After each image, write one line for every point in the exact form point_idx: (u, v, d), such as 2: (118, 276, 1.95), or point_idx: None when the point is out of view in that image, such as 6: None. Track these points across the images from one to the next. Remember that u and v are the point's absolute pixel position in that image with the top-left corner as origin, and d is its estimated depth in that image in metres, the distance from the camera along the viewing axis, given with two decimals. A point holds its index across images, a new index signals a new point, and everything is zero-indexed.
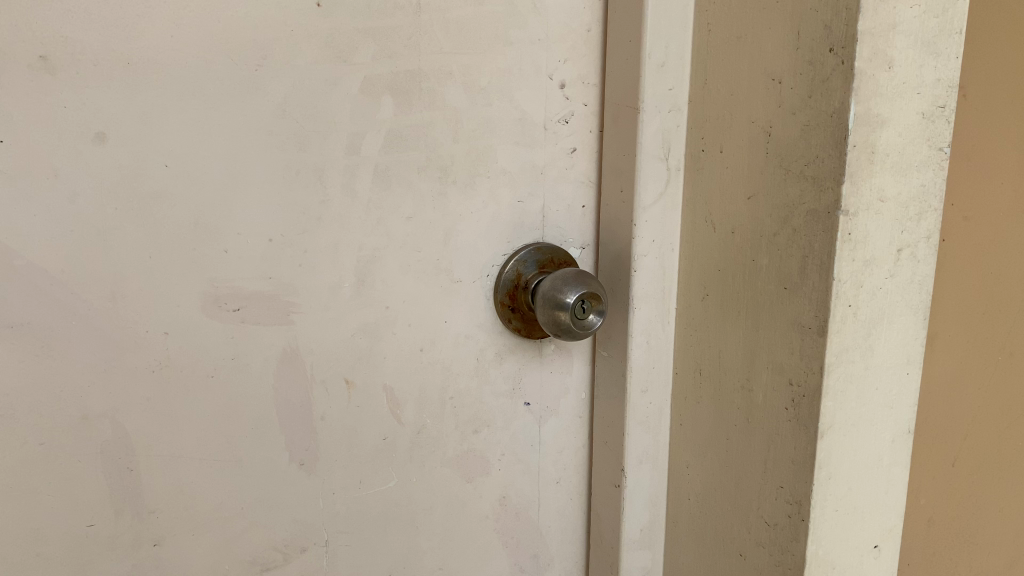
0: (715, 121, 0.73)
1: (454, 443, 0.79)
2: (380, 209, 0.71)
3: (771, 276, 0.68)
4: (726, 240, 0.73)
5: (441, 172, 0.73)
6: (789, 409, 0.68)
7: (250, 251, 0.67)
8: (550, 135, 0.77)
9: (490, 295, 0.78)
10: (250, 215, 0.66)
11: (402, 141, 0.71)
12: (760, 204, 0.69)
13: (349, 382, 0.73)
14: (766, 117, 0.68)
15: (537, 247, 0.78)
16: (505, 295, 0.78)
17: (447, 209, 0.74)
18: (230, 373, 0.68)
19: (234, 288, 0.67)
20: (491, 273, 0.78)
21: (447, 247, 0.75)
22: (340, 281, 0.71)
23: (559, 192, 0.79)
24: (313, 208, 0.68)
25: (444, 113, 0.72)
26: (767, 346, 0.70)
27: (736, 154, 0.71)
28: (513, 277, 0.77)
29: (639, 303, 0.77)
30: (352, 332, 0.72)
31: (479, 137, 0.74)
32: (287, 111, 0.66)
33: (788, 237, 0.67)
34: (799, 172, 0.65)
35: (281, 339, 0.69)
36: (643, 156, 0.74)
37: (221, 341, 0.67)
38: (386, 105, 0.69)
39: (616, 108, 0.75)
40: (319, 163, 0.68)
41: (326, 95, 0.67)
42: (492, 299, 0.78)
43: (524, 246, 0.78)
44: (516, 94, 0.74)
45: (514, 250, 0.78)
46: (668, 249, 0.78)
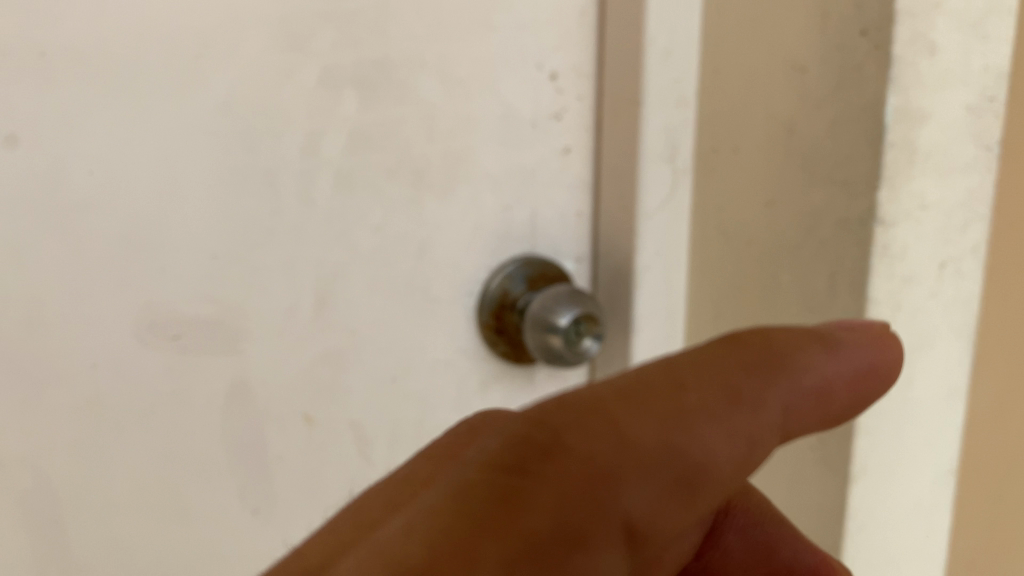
0: (727, 117, 0.64)
1: None
2: (345, 219, 0.62)
3: (795, 295, 0.60)
4: (740, 253, 0.64)
5: (415, 176, 0.64)
6: (815, 451, 0.59)
7: (192, 269, 0.58)
8: (540, 133, 0.67)
9: (474, 315, 0.69)
10: (192, 228, 0.57)
11: (369, 141, 0.61)
12: (780, 212, 0.60)
13: (309, 417, 0.64)
14: (787, 112, 0.58)
15: (525, 261, 0.69)
16: (490, 316, 0.69)
17: (422, 218, 0.65)
18: (170, 409, 0.59)
19: (173, 313, 0.58)
20: (474, 291, 0.68)
21: (422, 262, 0.66)
22: (298, 302, 0.62)
23: (551, 199, 0.69)
24: (265, 219, 0.59)
25: (417, 108, 0.63)
26: None
27: (751, 155, 0.62)
28: (499, 295, 0.68)
29: (642, 324, 0.69)
30: (312, 361, 0.63)
31: (459, 136, 0.64)
32: (234, 107, 0.57)
33: (814, 251, 0.58)
34: (828, 175, 0.56)
35: (229, 371, 0.61)
36: (645, 157, 0.65)
37: (159, 375, 0.58)
38: (350, 99, 0.60)
39: (615, 102, 0.66)
40: (271, 167, 0.59)
41: (279, 87, 0.58)
42: (475, 320, 0.69)
43: (511, 259, 0.69)
44: (500, 87, 0.65)
45: (500, 264, 0.69)
46: (675, 262, 0.69)
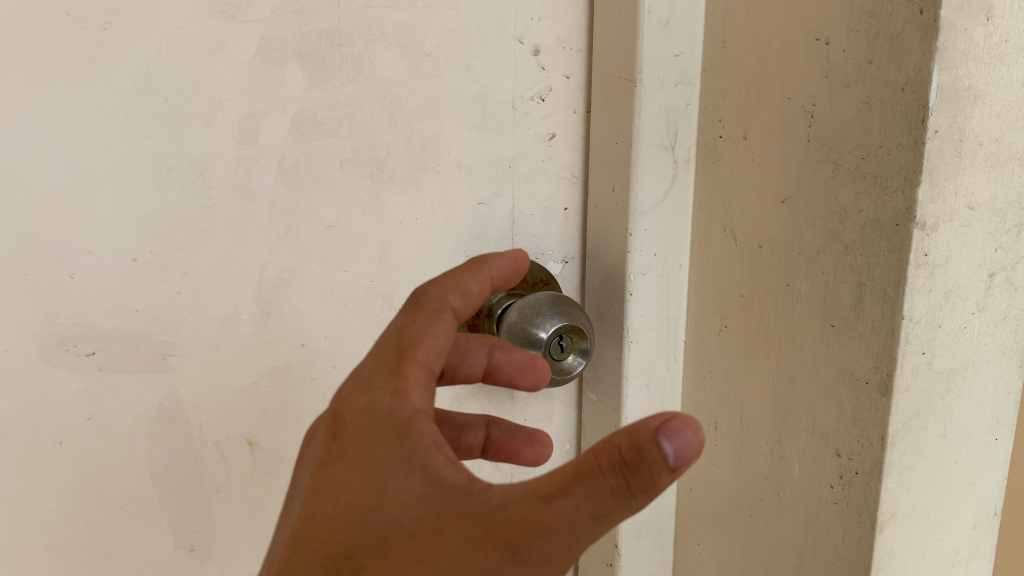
0: (737, 97, 0.54)
1: None
2: (290, 216, 0.53)
3: (812, 308, 0.51)
4: (752, 256, 0.55)
5: (373, 166, 0.55)
6: (836, 488, 0.51)
7: (107, 276, 0.50)
8: (520, 117, 0.58)
9: None
10: (105, 227, 0.49)
11: (317, 125, 0.53)
12: (797, 211, 0.51)
13: (253, 443, 0.56)
14: (807, 93, 0.49)
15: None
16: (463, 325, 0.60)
17: (382, 215, 0.56)
18: (86, 437, 0.51)
19: (86, 326, 0.50)
20: None
21: (383, 265, 0.57)
22: (237, 312, 0.53)
23: (533, 192, 0.61)
24: (194, 216, 0.51)
25: (375, 87, 0.54)
26: (807, 402, 0.52)
27: (765, 142, 0.53)
28: None
29: (637, 336, 0.60)
30: (256, 379, 0.55)
31: (425, 119, 0.56)
32: (152, 85, 0.48)
33: (837, 257, 0.49)
34: (855, 167, 0.47)
35: (155, 392, 0.52)
36: (641, 144, 0.56)
37: (70, 398, 0.50)
38: (294, 76, 0.51)
39: (607, 80, 0.57)
40: (201, 155, 0.50)
41: (208, 61, 0.49)
42: None
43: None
44: (473, 62, 0.56)
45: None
46: (674, 265, 0.60)
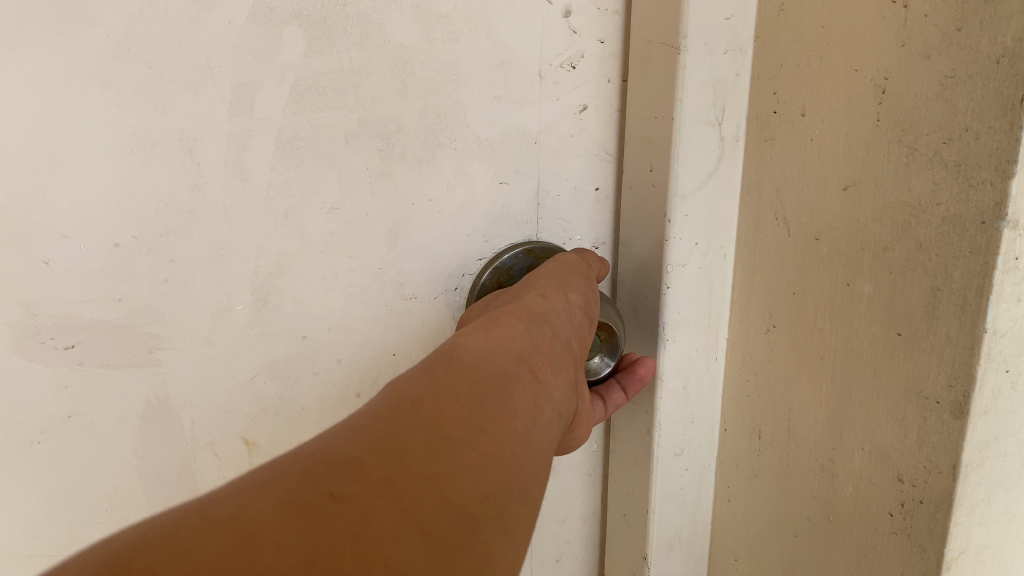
0: (796, 67, 0.47)
1: None
2: (289, 196, 0.48)
3: (876, 311, 0.45)
4: (807, 250, 0.49)
5: (382, 142, 0.49)
6: (895, 516, 0.45)
7: (85, 262, 0.45)
8: (548, 87, 0.52)
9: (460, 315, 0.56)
10: (81, 210, 0.44)
11: (319, 96, 0.47)
12: (863, 200, 0.44)
13: (250, 443, 0.52)
14: (879, 65, 0.42)
15: (526, 250, 0.55)
16: None
17: (392, 196, 0.50)
18: (67, 436, 0.47)
19: (64, 316, 0.45)
20: (463, 286, 0.55)
21: (393, 252, 0.52)
22: (231, 302, 0.49)
23: (561, 170, 0.55)
24: (181, 197, 0.46)
25: (384, 52, 0.47)
26: (865, 417, 0.46)
27: (827, 121, 0.46)
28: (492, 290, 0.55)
29: (673, 334, 0.54)
30: (253, 374, 0.50)
31: (441, 90, 0.50)
32: (133, 50, 0.43)
33: (907, 255, 0.42)
34: (934, 153, 0.40)
35: (142, 388, 0.48)
36: (683, 121, 0.49)
37: (47, 394, 0.46)
38: (293, 39, 0.45)
39: (646, 46, 0.50)
40: (188, 129, 0.45)
41: (195, 23, 0.43)
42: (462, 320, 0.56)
43: (509, 246, 0.55)
44: (496, 25, 0.50)
45: (496, 252, 0.55)
46: (718, 256, 0.54)
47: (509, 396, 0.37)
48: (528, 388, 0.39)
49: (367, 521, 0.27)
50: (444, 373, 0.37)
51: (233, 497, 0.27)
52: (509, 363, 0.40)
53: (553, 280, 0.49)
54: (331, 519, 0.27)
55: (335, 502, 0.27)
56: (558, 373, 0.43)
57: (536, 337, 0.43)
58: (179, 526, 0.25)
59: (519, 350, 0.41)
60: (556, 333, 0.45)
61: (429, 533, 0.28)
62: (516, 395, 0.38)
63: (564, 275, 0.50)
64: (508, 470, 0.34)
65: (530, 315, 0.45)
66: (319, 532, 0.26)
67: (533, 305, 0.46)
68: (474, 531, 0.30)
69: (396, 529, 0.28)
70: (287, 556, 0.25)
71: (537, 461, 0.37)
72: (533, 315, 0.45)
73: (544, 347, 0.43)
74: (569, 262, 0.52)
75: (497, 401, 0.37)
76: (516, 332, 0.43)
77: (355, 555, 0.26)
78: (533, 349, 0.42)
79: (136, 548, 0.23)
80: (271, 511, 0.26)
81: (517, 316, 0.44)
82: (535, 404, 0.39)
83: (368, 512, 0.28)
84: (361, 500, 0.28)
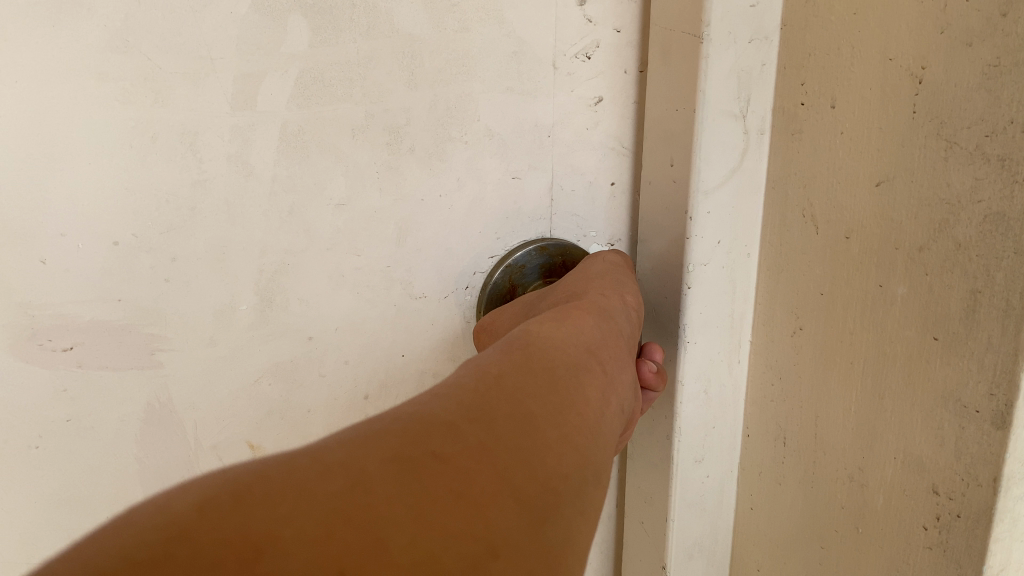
0: (825, 56, 0.45)
1: None
2: (294, 192, 0.46)
3: (910, 314, 0.42)
4: (836, 249, 0.46)
5: (390, 135, 0.47)
6: (930, 530, 0.43)
7: (85, 261, 0.43)
8: (562, 78, 0.50)
9: (471, 313, 0.54)
10: (79, 206, 0.42)
11: (325, 88, 0.45)
12: (897, 197, 0.42)
13: (254, 446, 0.50)
14: (916, 54, 0.40)
15: (540, 248, 0.53)
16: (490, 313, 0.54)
17: (400, 192, 0.48)
18: (66, 440, 0.46)
19: (62, 317, 0.44)
20: (473, 284, 0.53)
21: (402, 249, 0.50)
22: (235, 302, 0.47)
23: (575, 165, 0.53)
24: (183, 193, 0.44)
25: (391, 42, 0.45)
26: (898, 426, 0.44)
27: (858, 113, 0.43)
28: (504, 287, 0.53)
29: (694, 336, 0.52)
30: (257, 376, 0.49)
31: (451, 81, 0.48)
32: (131, 41, 0.41)
33: (945, 256, 0.40)
34: (975, 147, 0.37)
35: (144, 390, 0.46)
36: (706, 113, 0.47)
37: (46, 398, 0.44)
38: (297, 28, 0.43)
39: (667, 35, 0.48)
40: (189, 122, 0.43)
41: (196, 12, 0.41)
42: (472, 319, 0.54)
43: (522, 243, 0.53)
44: (508, 14, 0.48)
45: (509, 249, 0.53)
46: (741, 254, 0.52)
47: (585, 385, 0.37)
48: (600, 379, 0.38)
49: (468, 481, 0.27)
50: (524, 357, 0.36)
51: (341, 447, 0.26)
52: (583, 353, 0.39)
53: (612, 280, 0.48)
54: (436, 474, 0.26)
55: (438, 461, 0.27)
56: (624, 369, 0.41)
57: (605, 331, 0.42)
58: (293, 465, 0.25)
59: (589, 341, 0.40)
60: (621, 330, 0.44)
61: (523, 502, 0.28)
62: (590, 383, 0.37)
63: (623, 277, 0.49)
64: (590, 456, 0.33)
65: (596, 309, 0.44)
66: (425, 487, 0.26)
67: (596, 299, 0.45)
68: (560, 509, 0.30)
69: (494, 494, 0.27)
70: (399, 506, 0.25)
71: (611, 455, 0.36)
72: (597, 308, 0.44)
73: (611, 338, 0.42)
74: (622, 265, 0.51)
75: (575, 385, 0.36)
76: (587, 325, 0.42)
77: (458, 511, 0.26)
78: (601, 340, 0.41)
79: (255, 480, 0.24)
80: (381, 463, 0.26)
81: (585, 309, 0.43)
82: (606, 394, 0.38)
83: (468, 472, 0.27)
84: (461, 463, 0.27)
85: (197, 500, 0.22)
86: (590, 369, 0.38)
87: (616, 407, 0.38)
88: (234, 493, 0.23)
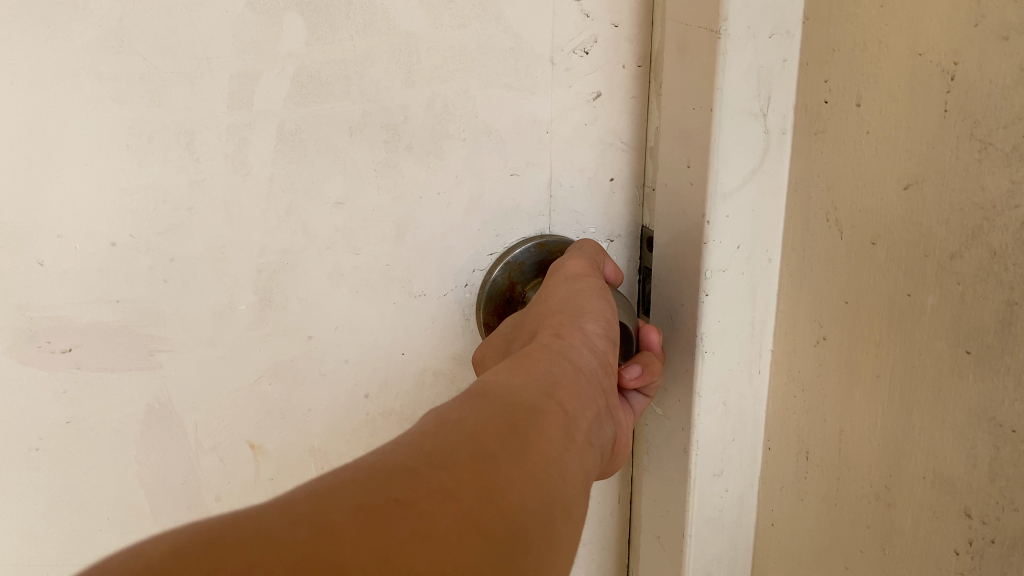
0: (849, 51, 0.42)
1: None
2: (292, 192, 0.45)
3: (941, 326, 0.39)
4: (862, 255, 0.43)
5: (389, 134, 0.46)
6: (961, 555, 0.40)
7: (82, 263, 0.43)
8: (560, 74, 0.48)
9: (472, 313, 0.52)
10: (76, 208, 0.42)
11: (322, 86, 0.44)
12: (926, 201, 0.39)
13: (255, 446, 0.50)
14: (947, 48, 0.37)
15: (540, 245, 0.52)
16: (490, 313, 0.52)
17: (399, 190, 0.47)
18: (67, 442, 0.46)
19: (60, 319, 0.43)
20: (474, 282, 0.51)
21: (401, 249, 0.49)
22: (234, 302, 0.46)
23: (574, 160, 0.51)
24: (180, 194, 0.43)
25: (389, 39, 0.44)
26: (927, 443, 0.41)
27: (886, 112, 0.41)
28: (504, 287, 0.52)
29: (712, 346, 0.50)
30: (257, 377, 0.48)
31: (450, 78, 0.46)
32: (126, 40, 0.40)
33: (979, 264, 0.37)
34: (1012, 148, 0.34)
35: (143, 392, 0.46)
36: (724, 112, 0.44)
37: (46, 399, 0.45)
38: (293, 26, 0.42)
39: (684, 30, 0.46)
40: (186, 122, 0.42)
41: (191, 11, 0.41)
42: (473, 319, 0.52)
43: (521, 240, 0.52)
44: (506, 10, 0.46)
45: (507, 246, 0.51)
46: (762, 260, 0.49)
47: (543, 424, 0.35)
48: (564, 415, 0.37)
49: (432, 523, 0.26)
50: (482, 402, 0.35)
51: (309, 495, 0.26)
52: (543, 393, 0.37)
53: (577, 303, 0.45)
54: (399, 519, 0.26)
55: (402, 507, 0.26)
56: (588, 403, 0.39)
57: (564, 368, 0.40)
58: (262, 512, 0.25)
59: (549, 380, 0.39)
60: (585, 363, 0.42)
61: (490, 539, 0.27)
62: (552, 419, 0.36)
63: (591, 296, 0.46)
64: (557, 492, 0.32)
65: (556, 347, 0.42)
66: (387, 534, 0.25)
67: (558, 335, 0.43)
68: (532, 542, 0.29)
69: (459, 534, 0.27)
70: (362, 554, 0.24)
71: (580, 489, 0.34)
72: (558, 345, 0.42)
73: (575, 374, 0.40)
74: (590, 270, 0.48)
75: (536, 422, 0.35)
76: (547, 364, 0.40)
77: (422, 553, 0.25)
78: (563, 378, 0.39)
79: (228, 525, 0.24)
80: (345, 509, 0.25)
81: (544, 350, 0.41)
82: (568, 431, 0.36)
83: (433, 514, 0.27)
84: (424, 507, 0.27)
85: (173, 545, 0.22)
86: (549, 406, 0.36)
87: (581, 441, 0.37)
88: (206, 538, 0.23)
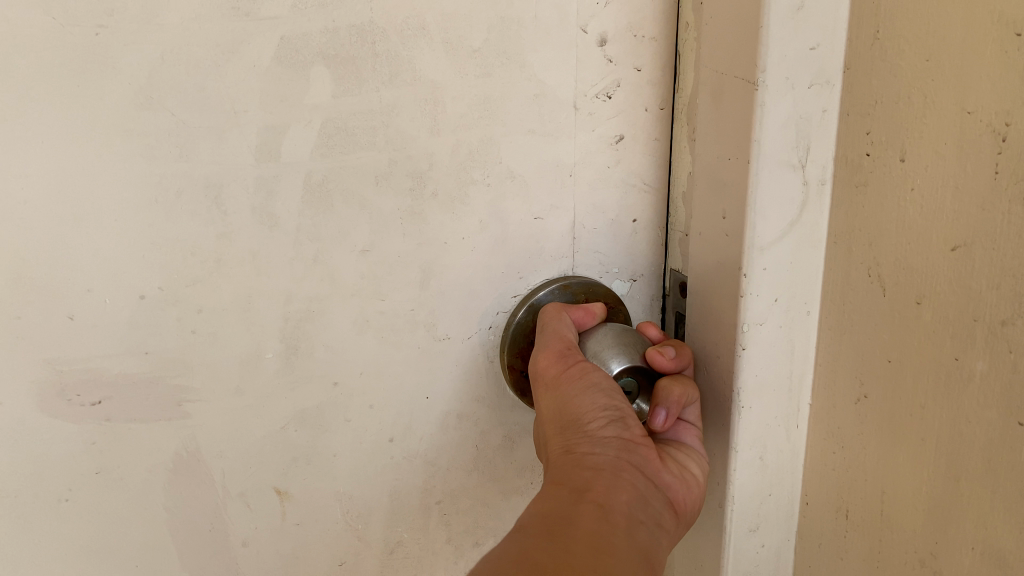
0: (892, 104, 0.40)
1: (448, 558, 0.56)
2: (318, 240, 0.45)
3: (992, 394, 0.37)
4: (906, 314, 0.41)
5: (414, 182, 0.45)
6: None
7: (111, 318, 0.43)
8: (583, 119, 0.47)
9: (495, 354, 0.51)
10: (105, 263, 0.42)
11: (348, 137, 0.43)
12: (976, 263, 0.37)
13: (282, 492, 0.50)
14: (998, 109, 0.35)
15: (563, 286, 0.51)
16: (514, 355, 0.51)
17: (425, 236, 0.47)
18: (97, 490, 0.46)
19: (89, 372, 0.44)
20: (497, 325, 0.51)
21: (426, 294, 0.48)
22: (261, 351, 0.46)
23: (599, 203, 0.50)
24: (207, 247, 0.43)
25: (415, 88, 0.43)
26: (977, 514, 0.39)
27: (932, 169, 0.39)
28: (528, 328, 0.50)
29: (748, 400, 0.48)
30: (283, 425, 0.48)
31: (479, 124, 0.45)
32: (155, 97, 0.40)
33: None
34: None
35: (171, 442, 0.46)
36: (761, 163, 0.43)
37: (76, 450, 0.45)
38: (318, 78, 0.42)
39: (719, 78, 0.44)
40: (214, 177, 0.42)
41: (217, 66, 0.40)
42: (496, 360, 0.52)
43: (545, 281, 0.51)
44: (535, 55, 0.45)
45: (530, 288, 0.50)
46: (800, 311, 0.47)
47: (577, 529, 0.37)
48: (601, 513, 0.39)
49: None
50: (518, 544, 0.37)
51: None
52: (574, 508, 0.39)
53: (565, 409, 0.44)
54: None
55: None
56: (623, 492, 0.41)
57: (589, 473, 0.41)
58: None
59: (576, 492, 0.40)
60: (602, 457, 0.42)
61: None
62: (590, 529, 0.37)
63: (573, 390, 0.44)
64: None
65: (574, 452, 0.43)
66: None
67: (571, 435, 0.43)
68: None
69: None
70: None
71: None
72: (574, 450, 0.43)
73: (603, 467, 0.41)
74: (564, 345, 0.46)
75: (576, 537, 0.37)
76: (571, 478, 0.41)
77: None
78: (591, 481, 0.41)
79: None
80: None
81: (564, 466, 0.42)
82: (610, 534, 0.38)
83: None
84: None
85: None
86: (581, 511, 0.38)
87: (628, 525, 0.39)
88: None
